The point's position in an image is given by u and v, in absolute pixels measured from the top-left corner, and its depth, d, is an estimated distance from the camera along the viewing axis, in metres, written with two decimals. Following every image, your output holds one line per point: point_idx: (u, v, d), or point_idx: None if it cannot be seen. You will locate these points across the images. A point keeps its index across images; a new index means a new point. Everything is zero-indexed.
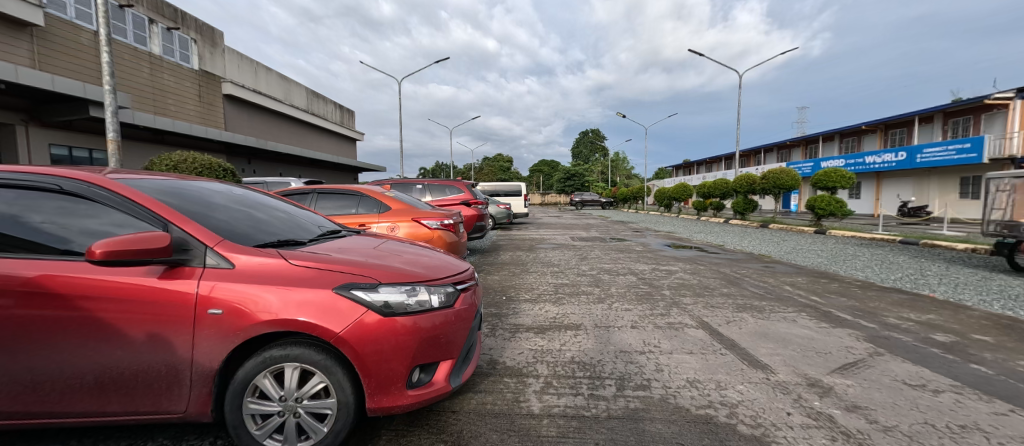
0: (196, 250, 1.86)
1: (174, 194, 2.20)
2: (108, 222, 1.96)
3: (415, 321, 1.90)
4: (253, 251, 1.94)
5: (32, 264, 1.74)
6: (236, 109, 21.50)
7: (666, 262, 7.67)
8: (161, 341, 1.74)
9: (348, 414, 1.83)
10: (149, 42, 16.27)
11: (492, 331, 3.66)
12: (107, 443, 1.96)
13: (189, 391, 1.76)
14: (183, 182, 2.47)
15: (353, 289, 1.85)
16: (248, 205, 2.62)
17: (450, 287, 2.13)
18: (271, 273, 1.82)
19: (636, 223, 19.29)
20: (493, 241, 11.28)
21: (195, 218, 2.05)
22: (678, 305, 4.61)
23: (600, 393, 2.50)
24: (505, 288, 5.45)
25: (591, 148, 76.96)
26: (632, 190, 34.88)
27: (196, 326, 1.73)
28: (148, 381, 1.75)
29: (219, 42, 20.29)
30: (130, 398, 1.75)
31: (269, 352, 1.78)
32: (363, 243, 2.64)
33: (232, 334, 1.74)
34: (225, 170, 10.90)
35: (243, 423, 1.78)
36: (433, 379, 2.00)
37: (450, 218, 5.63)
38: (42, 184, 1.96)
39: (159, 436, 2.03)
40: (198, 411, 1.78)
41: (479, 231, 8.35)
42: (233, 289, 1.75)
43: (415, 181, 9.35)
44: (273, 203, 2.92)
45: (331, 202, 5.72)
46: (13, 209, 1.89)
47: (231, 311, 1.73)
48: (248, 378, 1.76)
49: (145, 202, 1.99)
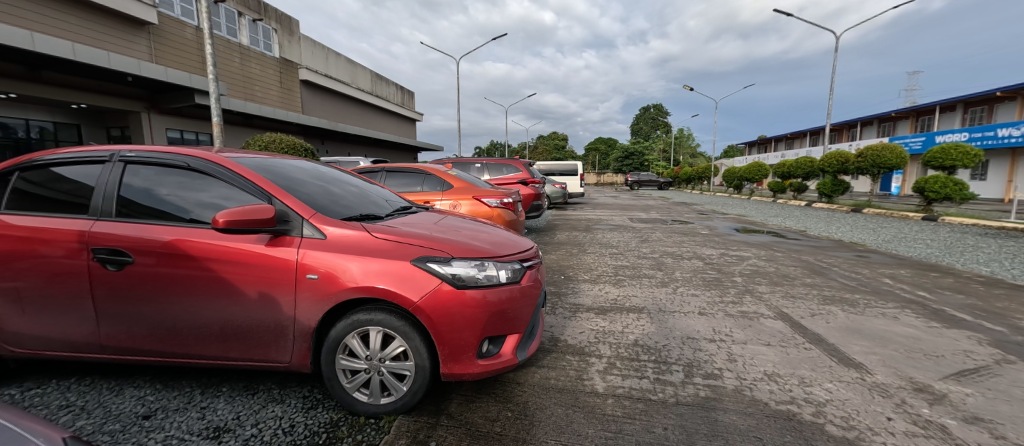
0: (294, 221, 2.07)
1: (273, 171, 2.46)
2: (221, 196, 2.22)
3: (484, 294, 1.97)
4: (341, 223, 2.11)
5: (169, 230, 2.07)
6: (311, 93, 23.23)
7: (737, 247, 7.15)
8: (268, 299, 1.98)
9: (424, 377, 1.97)
10: (239, 33, 18.14)
11: (553, 309, 3.70)
12: (230, 383, 2.31)
13: (292, 344, 2.00)
14: (276, 160, 2.74)
15: (428, 262, 1.96)
16: (331, 181, 2.86)
17: (517, 264, 2.17)
18: (356, 244, 1.98)
19: (701, 205, 18.12)
20: (548, 221, 11.23)
21: (291, 192, 2.28)
22: (752, 293, 4.30)
23: (667, 378, 2.44)
24: (563, 267, 5.44)
25: (653, 125, 72.87)
26: (697, 169, 32.54)
27: (297, 289, 1.95)
28: (258, 334, 2.02)
29: (296, 31, 21.95)
30: (246, 347, 2.04)
31: (356, 315, 1.96)
32: (432, 219, 2.77)
33: (325, 297, 1.93)
34: (307, 151, 12.01)
35: (336, 376, 2.00)
36: (501, 352, 2.08)
37: (510, 197, 5.68)
38: (172, 162, 2.28)
39: (268, 381, 2.35)
40: (299, 363, 2.02)
41: (535, 210, 8.37)
42: (325, 257, 1.94)
43: (474, 160, 9.52)
44: (350, 180, 3.16)
45: (399, 180, 6.04)
46: (151, 183, 2.24)
47: (324, 276, 1.92)
48: (339, 337, 1.96)
49: (252, 177, 2.25)
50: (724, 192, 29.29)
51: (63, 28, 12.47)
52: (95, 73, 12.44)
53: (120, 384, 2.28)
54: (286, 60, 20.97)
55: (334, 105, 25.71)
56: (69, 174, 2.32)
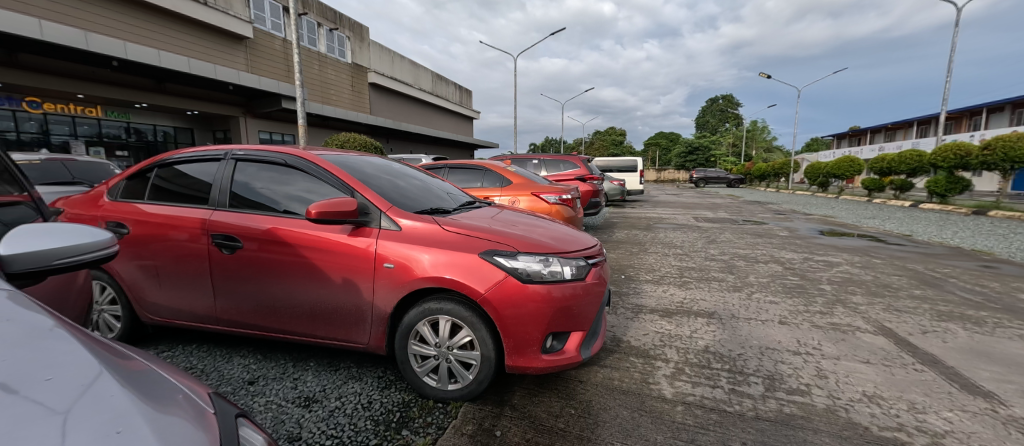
0: (374, 214, 2.23)
1: (354, 167, 2.67)
2: (310, 189, 2.45)
3: (549, 290, 1.98)
4: (414, 216, 2.24)
5: (269, 219, 2.33)
6: (379, 95, 24.81)
7: (823, 251, 6.41)
8: (351, 285, 2.16)
9: (490, 367, 2.03)
10: (318, 43, 19.97)
11: (614, 309, 3.60)
12: (316, 359, 2.55)
13: (369, 328, 2.16)
14: (355, 158, 2.96)
15: (496, 256, 2.00)
16: (403, 176, 3.03)
17: (582, 260, 2.15)
18: (428, 236, 2.09)
19: (778, 204, 16.49)
20: (606, 219, 10.93)
21: (370, 187, 2.45)
22: (844, 303, 3.83)
23: (743, 390, 2.26)
24: (623, 266, 5.27)
25: (722, 118, 67.66)
26: (773, 165, 29.62)
27: (375, 276, 2.11)
28: (341, 316, 2.21)
29: (367, 37, 23.58)
30: (330, 327, 2.24)
31: (427, 303, 2.06)
32: (496, 213, 2.83)
33: (400, 285, 2.06)
34: (376, 150, 12.88)
35: (408, 360, 2.13)
36: (565, 348, 2.08)
37: (568, 193, 5.62)
38: (271, 159, 2.57)
39: (348, 360, 2.55)
40: (375, 345, 2.18)
41: (593, 207, 8.19)
42: (400, 247, 2.07)
43: (531, 156, 9.54)
44: (419, 175, 3.32)
45: (460, 176, 6.24)
46: (255, 178, 2.54)
47: (399, 266, 2.06)
48: (412, 323, 2.08)
49: (337, 173, 2.46)
50: (805, 190, 26.38)
51: (180, 46, 14.71)
52: (204, 84, 14.61)
53: (228, 352, 2.62)
54: (357, 65, 22.60)
55: (399, 106, 27.21)
56: (190, 171, 2.70)
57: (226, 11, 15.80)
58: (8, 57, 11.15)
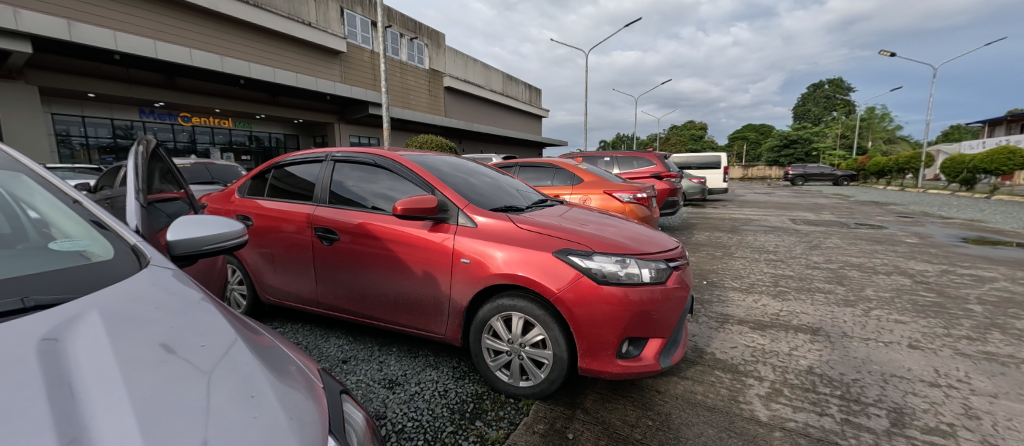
0: (452, 211, 2.34)
1: (433, 167, 2.82)
2: (394, 188, 2.65)
3: (626, 292, 1.90)
4: (489, 214, 2.30)
5: (361, 215, 2.56)
6: (454, 98, 26.04)
7: (969, 263, 5.26)
8: (430, 277, 2.29)
9: (562, 367, 2.01)
10: (400, 52, 21.64)
11: (696, 317, 3.33)
12: (397, 345, 2.75)
13: (446, 319, 2.27)
14: (434, 157, 3.13)
15: (570, 255, 1.97)
16: (476, 174, 3.14)
17: (662, 263, 2.02)
18: (503, 233, 2.14)
19: (901, 206, 13.95)
20: (684, 219, 10.20)
21: (448, 184, 2.57)
22: (1002, 329, 3.09)
23: (860, 421, 1.95)
24: (705, 271, 4.86)
25: (826, 105, 59.11)
26: (894, 160, 25.13)
27: (453, 271, 2.21)
28: (421, 307, 2.34)
29: (443, 44, 24.89)
30: (411, 316, 2.40)
31: (501, 300, 2.10)
32: (568, 212, 2.79)
33: (475, 280, 2.13)
34: (450, 150, 13.53)
35: (481, 353, 2.19)
36: (642, 355, 1.98)
37: (643, 192, 5.35)
38: (363, 160, 2.83)
39: (425, 348, 2.71)
40: (451, 336, 2.29)
41: (670, 207, 7.68)
42: (476, 244, 2.14)
43: (602, 154, 9.26)
44: (492, 173, 3.41)
45: (530, 174, 6.28)
46: (349, 177, 2.81)
47: (475, 261, 2.13)
48: (486, 318, 2.14)
49: (419, 171, 2.62)
50: (939, 189, 21.94)
51: (290, 63, 17.21)
52: (309, 94, 17.25)
53: (326, 333, 2.95)
54: (434, 71, 23.99)
55: (472, 107, 28.26)
56: (298, 172, 3.08)
57: (325, 30, 17.92)
58: (169, 81, 14.00)
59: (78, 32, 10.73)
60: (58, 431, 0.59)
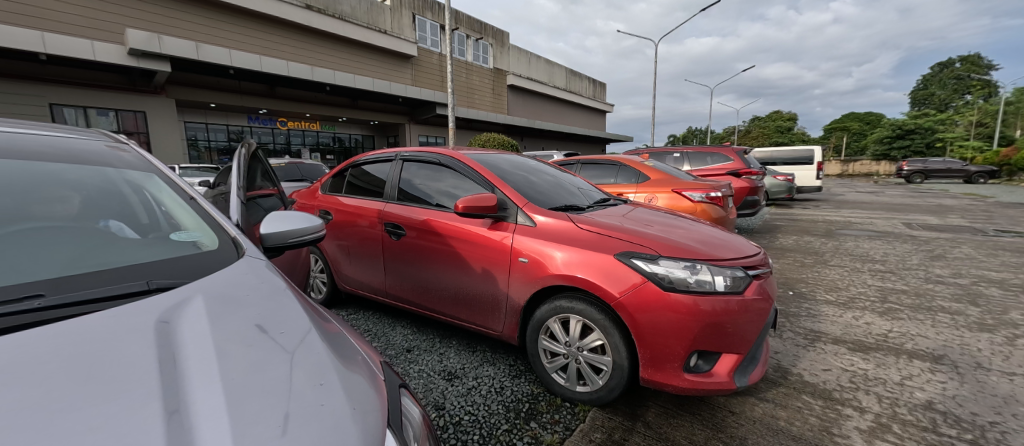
0: (511, 209, 2.34)
1: (493, 165, 2.86)
2: (457, 186, 2.72)
3: (696, 301, 1.76)
4: (549, 213, 2.27)
5: (426, 212, 2.68)
6: (517, 95, 26.27)
7: None
8: (489, 275, 2.32)
9: (621, 376, 1.92)
10: (466, 53, 22.36)
11: (779, 332, 2.99)
12: (456, 338, 2.83)
13: (503, 318, 2.29)
14: (495, 156, 3.17)
15: (634, 258, 1.88)
16: (536, 172, 3.12)
17: (739, 272, 1.84)
18: (563, 233, 2.10)
19: None
20: (766, 221, 9.23)
21: (508, 183, 2.59)
22: None
23: None
24: (791, 280, 4.35)
25: (956, 88, 49.58)
26: None
27: (511, 269, 2.21)
28: (480, 304, 2.39)
29: (508, 43, 25.21)
30: (470, 312, 2.45)
31: (558, 301, 2.06)
32: (632, 212, 2.66)
33: (533, 280, 2.11)
34: (512, 148, 13.68)
35: (537, 354, 2.18)
36: (713, 370, 1.83)
37: (718, 190, 4.90)
38: (429, 159, 2.95)
39: (483, 344, 2.76)
40: (508, 334, 2.30)
41: (750, 207, 7.05)
42: (535, 243, 2.13)
43: (672, 149, 8.68)
44: (552, 171, 3.36)
45: (593, 172, 6.12)
46: (416, 175, 2.95)
47: (533, 261, 2.11)
48: (543, 319, 2.12)
49: (480, 170, 2.67)
50: None
51: (368, 69, 18.67)
52: (384, 98, 18.72)
53: (393, 322, 3.14)
54: (498, 70, 24.41)
55: (535, 104, 28.29)
56: (371, 171, 3.31)
57: (399, 36, 19.12)
58: (269, 90, 16.00)
59: (204, 51, 12.73)
60: (167, 400, 0.70)
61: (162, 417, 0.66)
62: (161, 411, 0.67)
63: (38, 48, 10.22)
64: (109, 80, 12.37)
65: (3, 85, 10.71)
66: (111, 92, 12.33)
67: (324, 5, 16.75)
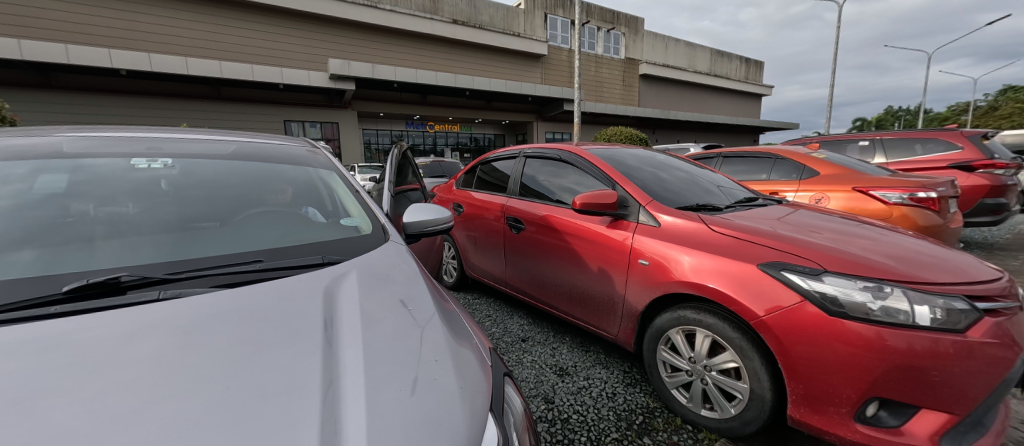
0: (632, 207, 2.21)
1: (616, 160, 2.73)
2: (577, 182, 2.69)
3: (878, 334, 1.36)
4: (677, 212, 2.06)
5: (544, 208, 2.73)
6: (649, 85, 24.57)
7: None
8: (605, 275, 2.22)
9: (761, 409, 1.63)
10: (596, 46, 21.88)
11: None
12: (570, 335, 2.81)
13: (619, 321, 2.17)
14: (618, 150, 3.03)
15: (785, 272, 1.56)
16: (663, 167, 2.88)
17: (956, 301, 1.36)
18: (693, 236, 1.88)
19: None
20: (1017, 234, 6.59)
21: (632, 179, 2.43)
22: None
23: None
24: None
25: None
26: None
27: (629, 271, 2.08)
28: (595, 304, 2.31)
29: (641, 29, 23.74)
30: (584, 311, 2.40)
31: (683, 311, 1.86)
32: (787, 214, 2.22)
33: (654, 285, 1.95)
34: (643, 141, 12.87)
35: (656, 366, 2.00)
36: (902, 428, 1.40)
37: (933, 190, 3.64)
38: (550, 156, 2.99)
39: (597, 345, 2.67)
40: (624, 339, 2.17)
41: (991, 213, 5.33)
42: (658, 244, 1.96)
43: (856, 136, 6.78)
44: (684, 166, 3.04)
45: (739, 167, 5.33)
46: (538, 172, 3.03)
47: (655, 264, 1.95)
48: (663, 328, 1.94)
49: (601, 165, 2.58)
50: None
51: (502, 72, 19.88)
52: (514, 98, 19.82)
53: (511, 311, 3.30)
54: (630, 59, 23.22)
55: (672, 93, 25.86)
56: (497, 167, 3.53)
57: (531, 37, 19.91)
58: (422, 99, 18.40)
59: (378, 70, 15.47)
60: (326, 354, 0.87)
61: (322, 368, 0.83)
62: (321, 363, 0.84)
63: (277, 80, 13.93)
64: (314, 99, 15.99)
65: (262, 108, 14.96)
66: (315, 108, 16.00)
67: (467, 17, 18.59)
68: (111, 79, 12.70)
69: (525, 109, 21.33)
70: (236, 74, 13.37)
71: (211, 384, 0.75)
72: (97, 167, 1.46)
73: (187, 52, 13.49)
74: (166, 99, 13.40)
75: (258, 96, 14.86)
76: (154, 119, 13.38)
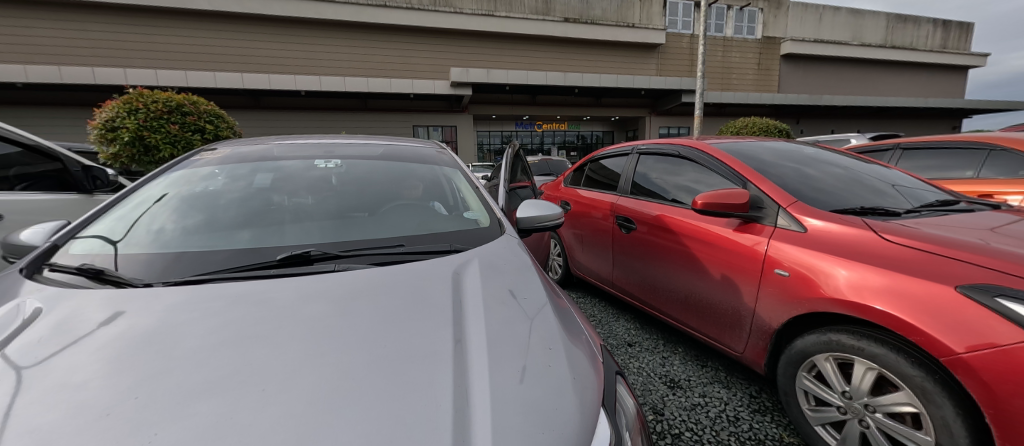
0: (769, 209, 1.92)
1: (748, 155, 2.40)
2: (698, 180, 2.45)
3: None
4: (831, 216, 1.73)
5: (658, 207, 2.56)
6: (793, 67, 20.87)
7: None
8: (730, 283, 1.98)
9: None
10: (725, 28, 19.48)
11: None
12: (684, 347, 2.58)
13: (747, 337, 1.92)
14: (750, 144, 2.67)
15: (1000, 299, 1.19)
16: (812, 162, 2.42)
17: None
18: (853, 246, 1.55)
19: None
20: None
21: (769, 176, 2.11)
22: None
23: None
24: None
25: None
26: None
27: (762, 282, 1.82)
28: (717, 315, 2.08)
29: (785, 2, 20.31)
30: (703, 322, 2.18)
31: (835, 335, 1.55)
32: (1005, 223, 1.67)
33: (795, 300, 1.67)
34: (783, 132, 11.00)
35: (794, 394, 1.73)
36: None
37: None
38: (667, 151, 2.78)
39: (717, 361, 2.39)
40: (752, 358, 1.91)
41: None
42: (802, 253, 1.67)
43: None
44: (841, 160, 2.52)
45: (927, 161, 4.20)
46: (652, 169, 2.85)
47: (798, 276, 1.66)
48: (806, 352, 1.65)
49: (729, 161, 2.29)
50: None
51: (613, 66, 19.16)
52: (625, 92, 18.93)
53: (617, 313, 3.19)
54: (767, 39, 20.11)
55: (824, 74, 21.48)
56: (607, 165, 3.43)
57: (646, 26, 18.79)
58: (532, 99, 18.87)
59: (492, 75, 16.43)
60: (455, 333, 0.97)
61: (453, 345, 0.93)
62: (452, 341, 0.94)
63: (408, 90, 15.84)
64: (435, 106, 17.70)
65: (397, 116, 17.18)
66: (436, 114, 17.74)
67: (578, 14, 18.44)
68: (296, 98, 15.89)
69: (638, 103, 20.20)
70: (379, 88, 15.60)
71: (371, 344, 0.91)
72: (291, 168, 1.88)
73: (345, 71, 16.19)
74: (328, 112, 16.37)
75: (395, 104, 17.09)
76: (321, 128, 16.42)
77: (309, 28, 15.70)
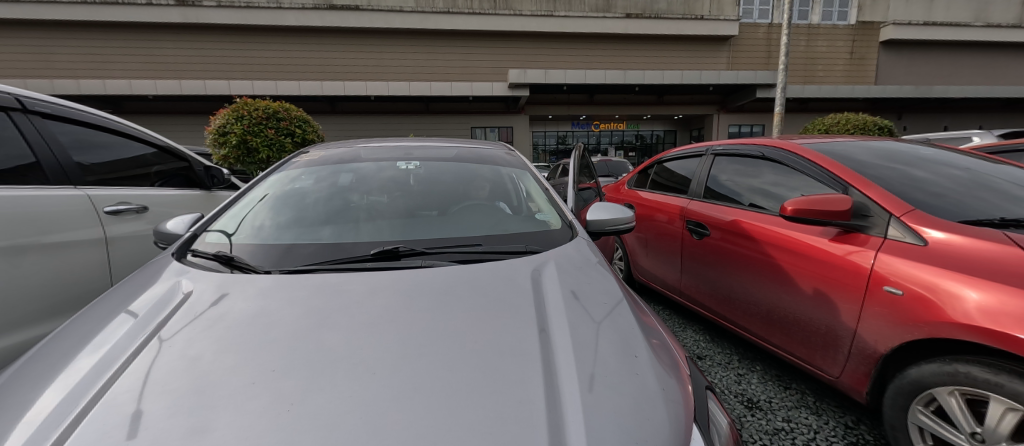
0: (877, 217, 1.70)
1: (847, 155, 2.14)
2: (784, 184, 2.23)
3: None
4: (960, 228, 1.48)
5: (736, 212, 2.38)
6: (895, 55, 18.29)
7: None
8: (826, 300, 1.78)
9: None
10: (811, 14, 17.62)
11: None
12: (762, 365, 2.37)
13: (846, 360, 1.71)
14: (848, 143, 2.37)
15: None
16: (930, 163, 2.10)
17: None
18: (992, 264, 1.32)
19: None
20: None
21: (877, 181, 1.86)
22: None
23: None
24: None
25: None
26: None
27: (867, 300, 1.62)
28: (808, 333, 1.88)
29: None
30: (790, 339, 1.98)
31: (964, 366, 1.34)
32: None
33: (910, 324, 1.46)
34: (882, 130, 9.67)
35: (905, 429, 1.53)
36: None
37: None
38: (747, 152, 2.56)
39: (804, 384, 2.17)
40: (852, 385, 1.71)
41: None
42: (920, 270, 1.46)
43: None
44: (968, 161, 2.15)
45: None
46: (729, 171, 2.65)
47: (915, 296, 1.45)
48: (924, 383, 1.44)
49: (824, 163, 2.06)
50: None
51: (680, 61, 18.18)
52: (691, 89, 17.89)
53: (683, 323, 3.02)
54: (863, 24, 17.91)
55: (937, 62, 18.53)
56: (676, 167, 3.26)
57: (718, 18, 17.64)
58: (590, 99, 18.50)
59: (550, 75, 16.40)
60: (541, 335, 0.98)
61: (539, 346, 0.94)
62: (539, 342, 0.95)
63: (468, 92, 16.34)
64: (493, 107, 18.11)
65: (456, 119, 17.86)
66: (494, 115, 18.14)
67: (641, 9, 17.77)
68: (367, 103, 17.13)
69: (705, 100, 18.98)
70: (442, 92, 16.31)
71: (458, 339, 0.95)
72: (372, 169, 2.03)
73: (410, 76, 17.08)
74: (396, 115, 17.41)
75: (456, 107, 17.76)
76: (387, 131, 17.53)
77: (379, 37, 16.70)
